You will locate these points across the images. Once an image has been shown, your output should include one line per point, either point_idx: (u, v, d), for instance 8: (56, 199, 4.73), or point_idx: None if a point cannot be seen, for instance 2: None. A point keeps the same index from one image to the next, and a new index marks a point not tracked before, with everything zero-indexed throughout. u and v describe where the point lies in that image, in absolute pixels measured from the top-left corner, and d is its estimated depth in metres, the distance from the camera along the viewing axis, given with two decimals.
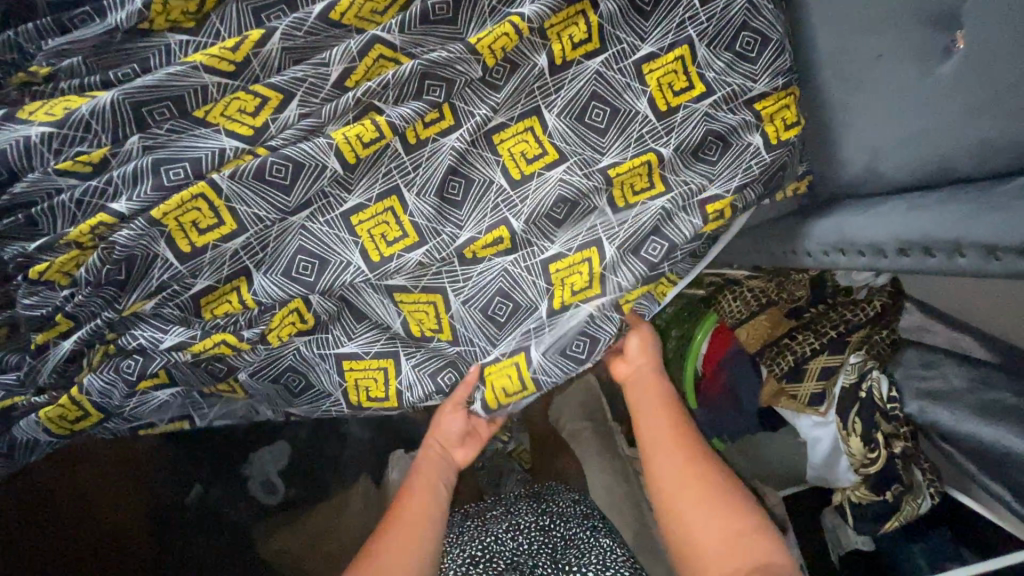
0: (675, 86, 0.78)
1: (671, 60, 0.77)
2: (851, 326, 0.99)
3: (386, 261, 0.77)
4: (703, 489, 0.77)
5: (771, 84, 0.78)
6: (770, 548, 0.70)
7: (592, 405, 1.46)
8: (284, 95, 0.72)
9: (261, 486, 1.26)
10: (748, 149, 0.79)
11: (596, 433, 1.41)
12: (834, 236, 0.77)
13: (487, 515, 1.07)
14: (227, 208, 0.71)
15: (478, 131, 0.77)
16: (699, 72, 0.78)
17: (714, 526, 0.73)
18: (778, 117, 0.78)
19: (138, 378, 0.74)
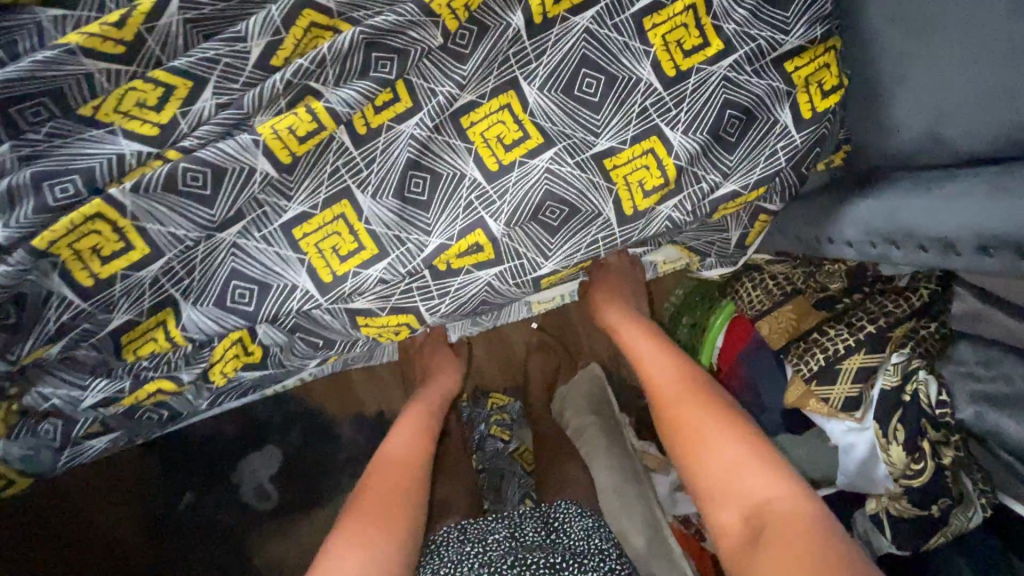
0: (686, 43, 0.62)
1: (680, 11, 0.62)
2: (895, 318, 0.86)
3: (340, 281, 0.64)
4: (709, 428, 0.76)
5: (807, 37, 0.62)
6: (774, 484, 0.69)
7: (598, 397, 1.34)
8: (192, 82, 0.57)
9: (254, 493, 1.17)
10: (774, 129, 0.64)
11: (601, 429, 1.28)
12: (886, 225, 0.63)
13: (488, 540, 0.99)
14: (135, 228, 0.57)
15: (443, 115, 0.63)
16: (715, 24, 0.62)
17: (728, 471, 0.72)
18: (815, 80, 0.63)
19: (64, 443, 0.64)
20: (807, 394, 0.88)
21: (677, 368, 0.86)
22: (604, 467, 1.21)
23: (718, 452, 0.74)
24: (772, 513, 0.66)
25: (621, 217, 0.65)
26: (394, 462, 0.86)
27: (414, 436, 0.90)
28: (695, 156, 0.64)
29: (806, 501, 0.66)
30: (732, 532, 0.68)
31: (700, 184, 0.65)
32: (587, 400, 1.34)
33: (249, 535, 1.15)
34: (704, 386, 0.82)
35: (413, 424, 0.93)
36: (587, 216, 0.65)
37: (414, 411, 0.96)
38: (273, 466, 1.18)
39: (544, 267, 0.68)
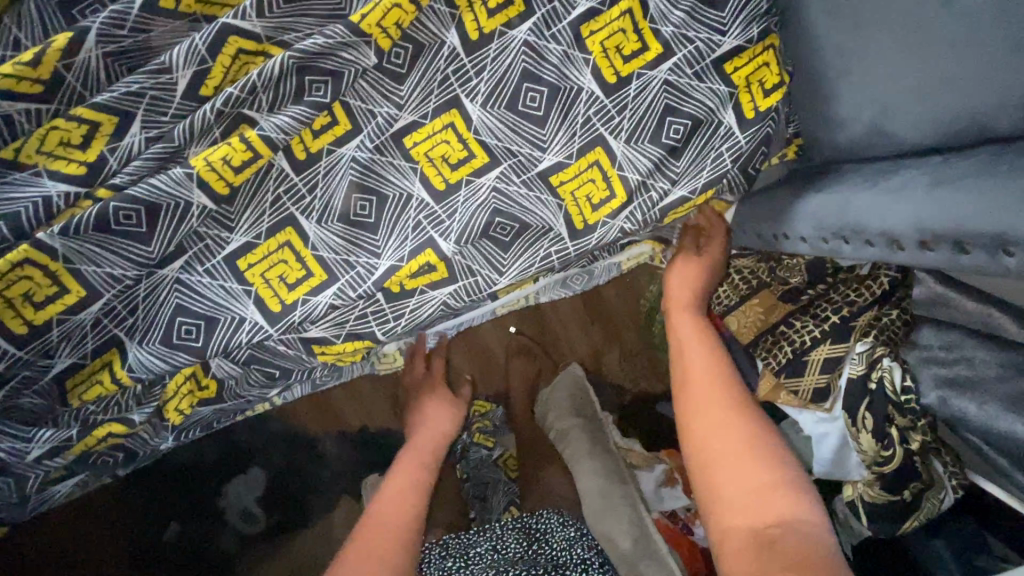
0: (625, 48, 0.61)
1: (617, 17, 0.61)
2: (856, 308, 0.86)
3: (290, 310, 0.62)
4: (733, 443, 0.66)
5: (744, 37, 0.62)
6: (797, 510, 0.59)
7: (580, 398, 1.31)
8: (119, 117, 0.55)
9: (240, 517, 1.12)
10: (718, 131, 0.64)
11: (585, 431, 1.25)
12: (836, 221, 0.62)
13: (470, 555, 1.00)
14: (68, 271, 0.56)
15: (383, 136, 0.62)
16: (652, 28, 0.61)
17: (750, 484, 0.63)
18: (756, 78, 0.63)
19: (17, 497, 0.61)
20: (776, 388, 0.88)
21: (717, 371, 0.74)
22: (590, 475, 1.16)
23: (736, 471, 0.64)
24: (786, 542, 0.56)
25: (573, 232, 0.65)
26: (383, 521, 0.82)
27: (406, 493, 0.88)
28: (643, 167, 0.63)
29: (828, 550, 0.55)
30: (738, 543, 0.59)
31: (650, 192, 0.64)
32: (569, 402, 1.31)
33: (238, 561, 1.11)
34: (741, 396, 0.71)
35: (406, 479, 0.91)
36: (539, 231, 0.65)
37: (407, 464, 0.94)
38: (258, 489, 1.13)
39: (499, 283, 0.67)
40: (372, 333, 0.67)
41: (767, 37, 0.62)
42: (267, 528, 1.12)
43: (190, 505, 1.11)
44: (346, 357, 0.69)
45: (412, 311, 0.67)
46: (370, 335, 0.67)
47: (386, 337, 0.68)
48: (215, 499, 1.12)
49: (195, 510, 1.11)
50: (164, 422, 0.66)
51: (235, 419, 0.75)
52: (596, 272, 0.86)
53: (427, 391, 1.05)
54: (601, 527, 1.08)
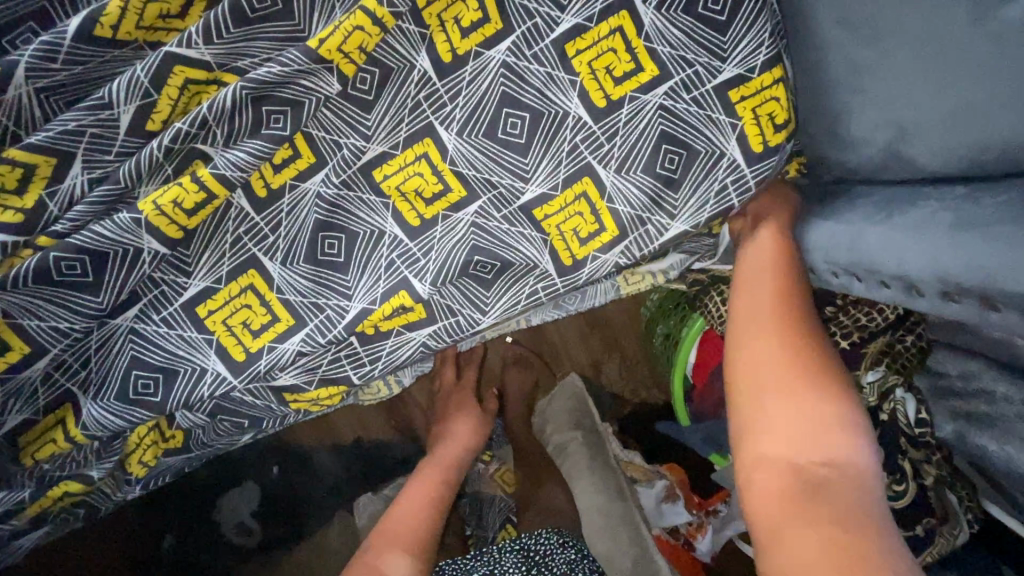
0: (616, 70, 0.56)
1: (606, 35, 0.55)
2: (868, 332, 0.80)
3: (254, 359, 0.58)
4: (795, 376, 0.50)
5: (748, 63, 0.55)
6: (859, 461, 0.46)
7: (580, 410, 1.23)
8: (55, 158, 0.50)
9: (235, 531, 1.08)
10: (721, 162, 0.57)
11: (585, 445, 1.18)
12: (846, 256, 0.57)
13: None
14: (10, 326, 0.51)
15: (350, 169, 0.57)
16: (648, 47, 0.55)
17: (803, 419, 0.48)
18: (764, 111, 0.56)
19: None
20: None
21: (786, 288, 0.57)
22: (595, 493, 1.09)
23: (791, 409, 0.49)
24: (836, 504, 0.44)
25: (561, 269, 0.60)
26: (390, 547, 0.78)
27: (423, 508, 0.84)
28: (635, 199, 0.58)
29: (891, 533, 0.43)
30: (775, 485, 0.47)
31: (646, 226, 0.59)
32: (568, 414, 1.23)
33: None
34: (812, 327, 0.55)
35: (419, 499, 0.85)
36: (524, 269, 0.60)
37: (422, 479, 0.88)
38: (253, 502, 1.09)
39: (483, 323, 0.62)
40: (347, 375, 0.62)
41: (777, 64, 0.55)
42: (263, 540, 1.09)
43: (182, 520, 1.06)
44: (324, 399, 0.64)
45: (395, 350, 0.61)
46: (347, 378, 0.62)
47: (361, 380, 0.62)
48: (209, 513, 1.07)
49: (190, 524, 1.06)
50: (128, 476, 0.62)
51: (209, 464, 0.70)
52: (588, 289, 0.75)
53: (452, 404, 1.00)
54: (599, 546, 1.03)
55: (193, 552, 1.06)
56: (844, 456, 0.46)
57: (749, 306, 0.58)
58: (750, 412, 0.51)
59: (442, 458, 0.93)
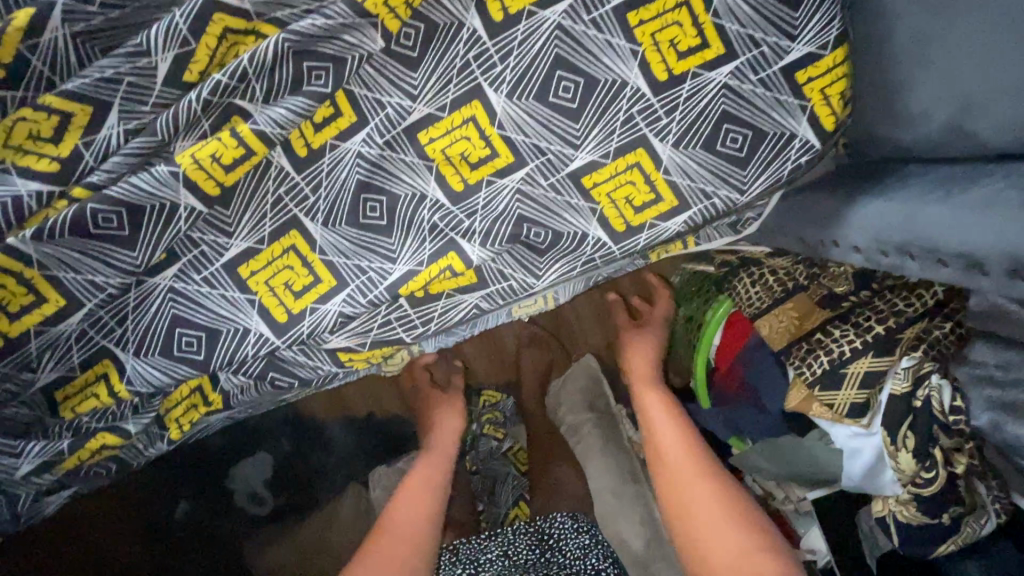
0: (680, 43, 0.54)
1: (672, 7, 0.53)
2: (904, 319, 0.80)
3: (298, 320, 0.57)
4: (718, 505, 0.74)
5: (820, 40, 0.54)
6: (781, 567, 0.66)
7: (594, 391, 1.22)
8: (93, 106, 0.49)
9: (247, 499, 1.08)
10: (792, 143, 0.56)
11: (598, 427, 1.17)
12: (900, 235, 0.55)
13: (482, 561, 0.96)
14: (44, 277, 0.50)
15: (394, 129, 0.55)
16: (715, 22, 0.54)
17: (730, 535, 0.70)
18: (832, 90, 0.55)
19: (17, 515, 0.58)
20: (808, 399, 0.84)
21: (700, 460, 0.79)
22: (602, 472, 1.09)
23: (724, 532, 0.70)
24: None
25: (614, 235, 0.59)
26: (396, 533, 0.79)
27: (425, 503, 0.84)
28: (693, 172, 0.57)
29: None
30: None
31: (711, 200, 0.58)
32: (581, 395, 1.22)
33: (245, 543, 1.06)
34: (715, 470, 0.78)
35: (422, 486, 0.87)
36: (574, 238, 0.59)
37: (422, 469, 0.90)
38: (266, 471, 1.07)
39: (537, 287, 0.61)
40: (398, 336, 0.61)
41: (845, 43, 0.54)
42: (273, 510, 1.06)
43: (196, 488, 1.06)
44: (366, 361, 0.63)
45: (444, 312, 0.61)
46: (397, 340, 0.61)
47: (414, 339, 0.62)
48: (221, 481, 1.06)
49: (202, 490, 1.04)
50: (162, 432, 0.61)
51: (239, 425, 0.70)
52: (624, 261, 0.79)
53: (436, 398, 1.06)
54: (612, 531, 1.01)
55: (204, 520, 1.00)
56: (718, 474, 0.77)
57: (687, 495, 0.76)
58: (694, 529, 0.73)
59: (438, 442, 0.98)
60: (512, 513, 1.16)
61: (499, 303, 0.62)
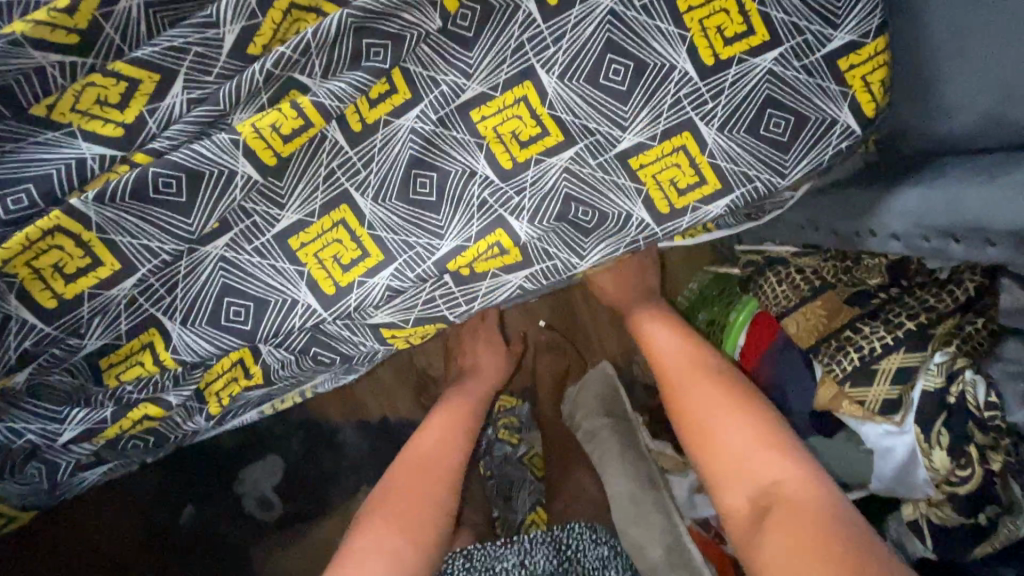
0: (727, 30, 0.56)
1: None
2: (935, 313, 0.80)
3: (345, 293, 0.57)
4: (714, 406, 0.70)
5: (861, 30, 0.56)
6: (784, 467, 0.63)
7: (609, 397, 1.07)
8: (159, 74, 0.50)
9: (257, 504, 1.02)
10: (833, 129, 0.58)
11: (614, 433, 1.03)
12: (944, 220, 0.56)
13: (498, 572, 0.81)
14: (102, 241, 0.51)
15: (448, 107, 0.56)
16: (761, 12, 0.56)
17: (737, 439, 0.67)
18: (873, 78, 0.57)
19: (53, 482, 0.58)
20: (838, 396, 0.83)
21: (702, 363, 0.76)
22: (626, 480, 0.95)
23: (730, 431, 0.67)
24: (781, 497, 0.61)
25: (658, 217, 0.60)
26: (402, 502, 0.72)
27: (450, 433, 0.80)
28: (735, 156, 0.58)
29: (814, 479, 0.62)
30: (739, 515, 0.64)
31: (753, 183, 0.59)
32: (597, 399, 1.08)
33: (255, 549, 1.02)
34: (720, 373, 0.74)
35: (449, 416, 0.83)
36: (619, 219, 0.60)
37: (440, 425, 0.81)
38: (276, 475, 1.03)
39: (579, 268, 0.62)
40: (440, 312, 0.61)
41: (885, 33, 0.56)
42: (283, 516, 1.03)
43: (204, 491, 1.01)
44: (418, 336, 0.63)
45: (488, 289, 0.61)
46: (439, 317, 0.62)
47: (455, 317, 0.62)
48: (231, 484, 1.02)
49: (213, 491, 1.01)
50: (201, 407, 0.61)
51: (276, 406, 0.69)
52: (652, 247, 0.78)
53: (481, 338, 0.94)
54: (628, 536, 0.90)
55: (212, 524, 1.00)
56: (722, 374, 0.74)
57: (690, 400, 0.72)
58: (702, 434, 0.70)
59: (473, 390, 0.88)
60: (530, 518, 1.06)
61: (535, 282, 0.62)
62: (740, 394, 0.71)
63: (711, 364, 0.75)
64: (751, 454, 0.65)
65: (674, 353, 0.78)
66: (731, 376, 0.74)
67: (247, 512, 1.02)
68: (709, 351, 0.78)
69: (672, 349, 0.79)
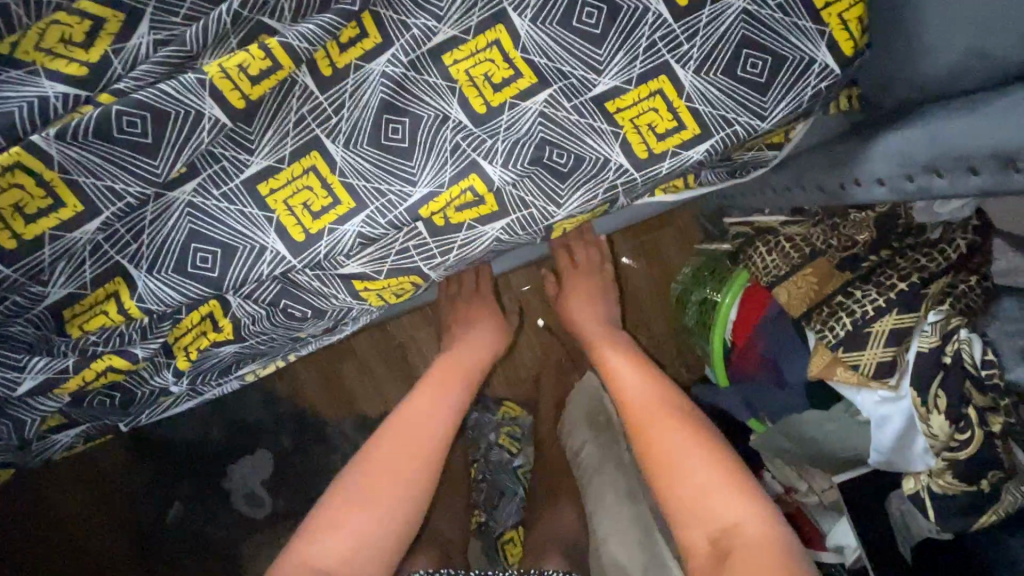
0: None
1: None
2: (926, 273, 0.77)
3: (315, 241, 0.56)
4: (673, 441, 0.69)
5: None
6: (744, 507, 0.61)
7: (597, 404, 1.01)
8: (124, 14, 0.50)
9: (245, 500, 1.00)
10: (812, 68, 0.57)
11: (600, 447, 0.96)
12: (926, 154, 0.55)
13: None
14: (64, 181, 0.50)
15: (419, 50, 0.55)
16: None
17: (698, 476, 0.65)
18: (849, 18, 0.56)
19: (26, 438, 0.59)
20: (832, 362, 0.80)
21: (665, 400, 0.75)
22: (614, 499, 0.86)
23: (692, 468, 0.65)
24: (742, 538, 0.58)
25: (636, 162, 0.58)
26: (386, 465, 0.68)
27: (439, 400, 0.76)
28: (713, 98, 0.57)
29: (774, 520, 0.60)
30: (698, 555, 0.61)
31: (733, 128, 0.58)
32: (584, 416, 1.02)
33: (243, 546, 0.99)
34: (682, 412, 0.73)
35: (438, 382, 0.79)
36: (596, 163, 0.58)
37: (428, 392, 0.77)
38: (265, 471, 1.01)
39: (557, 217, 0.60)
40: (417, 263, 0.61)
41: None
42: (273, 513, 1.00)
43: (193, 484, 0.99)
44: (394, 292, 0.64)
45: (463, 241, 0.60)
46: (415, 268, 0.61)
47: (430, 269, 0.62)
48: (219, 481, 1.00)
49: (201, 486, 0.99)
50: (169, 362, 0.60)
51: (257, 367, 0.68)
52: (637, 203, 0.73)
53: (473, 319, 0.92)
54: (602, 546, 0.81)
55: (201, 522, 0.99)
56: (685, 412, 0.73)
57: (652, 436, 0.71)
58: (664, 469, 0.67)
59: (456, 364, 0.83)
60: (507, 535, 1.02)
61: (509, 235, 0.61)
62: (702, 433, 0.70)
63: (674, 402, 0.74)
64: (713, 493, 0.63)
65: (637, 390, 0.77)
66: (693, 416, 0.72)
67: (235, 506, 0.99)
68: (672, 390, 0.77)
69: (636, 386, 0.78)
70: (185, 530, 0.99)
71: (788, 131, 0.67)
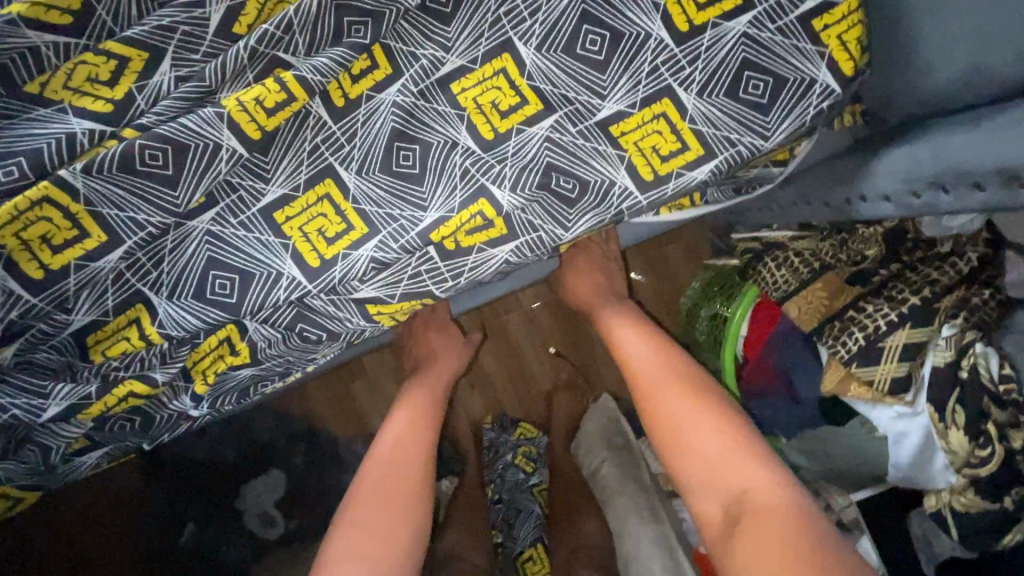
0: None
1: None
2: (939, 286, 0.76)
3: (329, 266, 0.58)
4: (684, 411, 0.69)
5: None
6: (755, 473, 0.62)
7: (611, 429, 1.04)
8: (148, 52, 0.52)
9: (258, 521, 1.00)
10: (814, 88, 0.58)
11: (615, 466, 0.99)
12: (931, 170, 0.55)
13: None
14: (89, 213, 0.52)
15: (428, 80, 0.57)
16: None
17: (710, 445, 0.66)
18: (849, 38, 0.57)
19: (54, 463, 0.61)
20: (847, 378, 0.78)
21: (675, 367, 0.75)
22: (639, 523, 0.88)
23: (702, 437, 0.66)
24: (753, 503, 0.59)
25: (641, 183, 0.59)
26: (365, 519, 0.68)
27: (406, 439, 0.77)
28: (716, 119, 0.58)
29: (784, 484, 0.61)
30: (713, 523, 0.62)
31: (736, 148, 0.59)
32: (600, 434, 1.04)
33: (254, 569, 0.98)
34: (692, 380, 0.73)
35: (407, 420, 0.80)
36: (602, 186, 0.59)
37: (395, 433, 0.78)
38: (278, 491, 1.02)
39: (565, 239, 0.61)
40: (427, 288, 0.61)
41: None
42: (284, 534, 1.00)
43: (204, 506, 0.99)
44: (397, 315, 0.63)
45: (471, 265, 0.60)
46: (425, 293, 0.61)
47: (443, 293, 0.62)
48: (232, 500, 1.00)
49: (214, 507, 0.99)
50: (187, 386, 0.61)
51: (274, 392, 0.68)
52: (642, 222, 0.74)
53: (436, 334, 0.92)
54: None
55: (213, 542, 0.97)
56: (695, 380, 0.73)
57: (663, 406, 0.71)
58: (676, 439, 0.68)
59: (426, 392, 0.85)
60: (527, 552, 1.02)
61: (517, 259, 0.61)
62: (712, 400, 0.70)
63: (683, 370, 0.74)
64: (723, 460, 0.64)
65: (647, 359, 0.77)
66: (704, 383, 0.73)
67: (246, 528, 0.99)
68: (681, 357, 0.77)
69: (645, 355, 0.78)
70: (201, 551, 0.96)
71: (792, 148, 0.68)
